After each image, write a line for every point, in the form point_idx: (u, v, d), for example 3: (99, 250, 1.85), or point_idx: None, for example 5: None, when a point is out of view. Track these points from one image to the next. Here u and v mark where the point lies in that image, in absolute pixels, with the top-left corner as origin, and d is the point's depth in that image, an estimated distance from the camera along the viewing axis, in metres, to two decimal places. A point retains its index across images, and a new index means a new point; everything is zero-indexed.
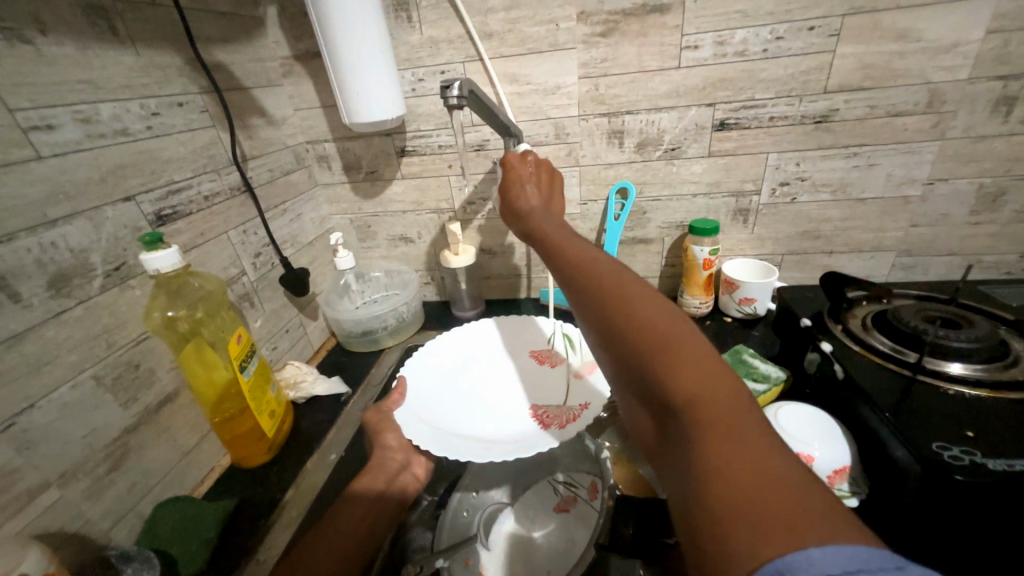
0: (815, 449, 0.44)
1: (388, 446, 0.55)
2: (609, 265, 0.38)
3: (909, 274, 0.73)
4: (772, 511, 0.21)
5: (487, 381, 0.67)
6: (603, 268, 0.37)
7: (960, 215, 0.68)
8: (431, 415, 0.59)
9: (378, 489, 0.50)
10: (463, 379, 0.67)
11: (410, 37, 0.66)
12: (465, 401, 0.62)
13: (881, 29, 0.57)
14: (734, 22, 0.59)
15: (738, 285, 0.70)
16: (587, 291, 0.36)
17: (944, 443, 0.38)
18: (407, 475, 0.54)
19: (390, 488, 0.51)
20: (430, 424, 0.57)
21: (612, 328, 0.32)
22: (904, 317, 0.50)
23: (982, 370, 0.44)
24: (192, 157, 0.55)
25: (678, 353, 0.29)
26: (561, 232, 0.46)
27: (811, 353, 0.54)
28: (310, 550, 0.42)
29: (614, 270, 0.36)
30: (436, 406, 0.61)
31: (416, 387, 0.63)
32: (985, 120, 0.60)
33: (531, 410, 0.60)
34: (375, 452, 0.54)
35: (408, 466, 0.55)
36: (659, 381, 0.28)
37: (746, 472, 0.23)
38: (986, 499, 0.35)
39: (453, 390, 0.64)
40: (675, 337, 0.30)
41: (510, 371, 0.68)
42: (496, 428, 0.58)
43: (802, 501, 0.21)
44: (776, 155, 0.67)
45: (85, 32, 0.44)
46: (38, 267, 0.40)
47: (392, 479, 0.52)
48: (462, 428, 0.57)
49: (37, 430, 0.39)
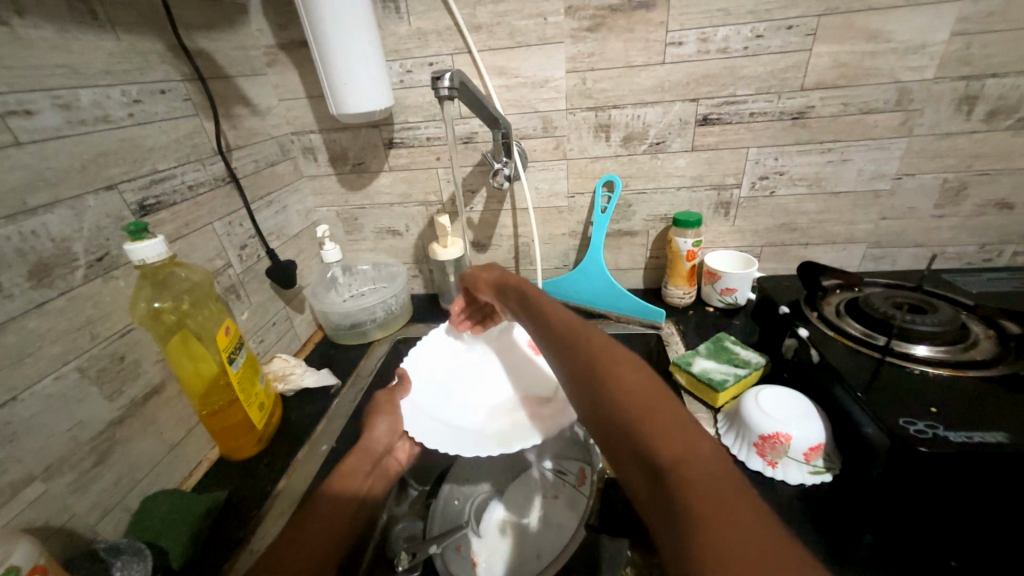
0: (793, 428, 0.46)
1: (378, 428, 0.55)
2: (600, 340, 0.41)
3: (879, 265, 0.77)
4: (745, 548, 0.23)
5: (483, 369, 0.69)
6: (594, 343, 0.41)
7: (925, 209, 0.71)
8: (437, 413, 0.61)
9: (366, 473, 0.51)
10: (460, 369, 0.69)
11: (398, 27, 0.66)
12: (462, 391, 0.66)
13: (854, 29, 0.60)
14: (717, 19, 0.61)
15: (719, 276, 0.73)
16: (581, 359, 0.39)
17: (910, 418, 0.40)
18: (390, 460, 0.55)
19: (374, 472, 0.52)
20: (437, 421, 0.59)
21: (601, 394, 0.36)
22: (874, 304, 0.53)
23: (945, 352, 0.47)
24: (175, 146, 0.54)
25: (660, 417, 0.32)
26: (548, 304, 0.50)
27: (788, 339, 0.56)
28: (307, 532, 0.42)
29: (595, 334, 0.42)
30: (440, 402, 0.63)
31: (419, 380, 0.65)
32: (949, 118, 0.64)
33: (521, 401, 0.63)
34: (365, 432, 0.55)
35: (392, 451, 0.56)
36: (638, 436, 0.31)
37: (720, 514, 0.25)
38: (946, 469, 0.37)
39: (453, 382, 0.67)
40: (651, 402, 0.33)
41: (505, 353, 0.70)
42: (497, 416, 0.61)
43: (761, 533, 0.24)
44: (755, 150, 0.69)
45: (64, 16, 0.43)
46: (18, 256, 0.39)
47: (377, 462, 0.53)
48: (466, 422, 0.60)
49: (21, 423, 0.38)
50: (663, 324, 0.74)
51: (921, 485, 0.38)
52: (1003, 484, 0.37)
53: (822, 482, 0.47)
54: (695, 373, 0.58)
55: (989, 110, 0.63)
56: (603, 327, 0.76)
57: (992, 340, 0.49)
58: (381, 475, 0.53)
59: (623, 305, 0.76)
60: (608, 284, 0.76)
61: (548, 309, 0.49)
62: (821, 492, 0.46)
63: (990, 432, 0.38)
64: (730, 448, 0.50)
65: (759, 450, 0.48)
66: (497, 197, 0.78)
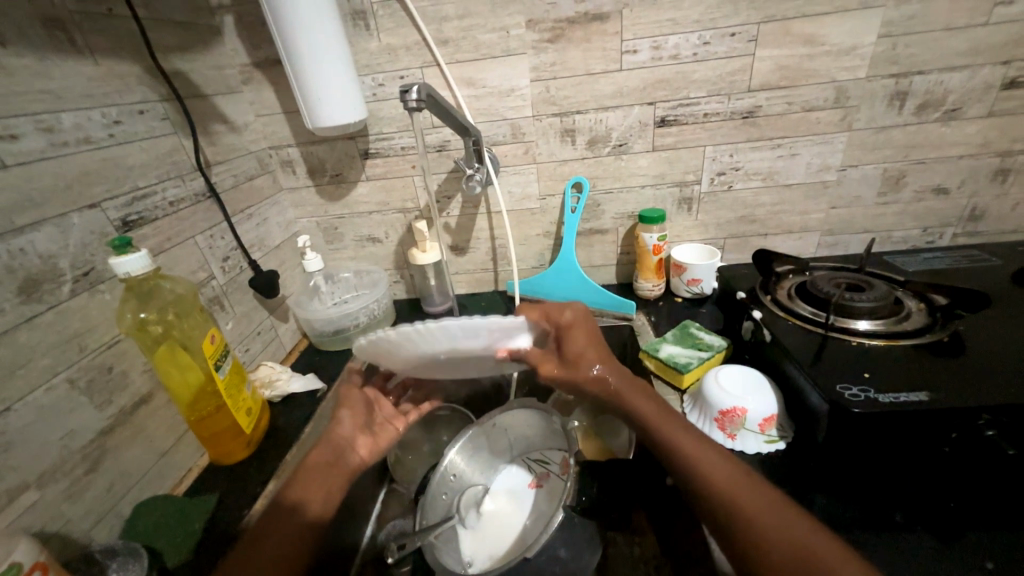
0: (749, 401, 0.50)
1: (341, 421, 0.55)
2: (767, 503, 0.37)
3: (832, 251, 0.82)
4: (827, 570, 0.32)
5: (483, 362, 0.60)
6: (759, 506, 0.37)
7: (869, 197, 0.77)
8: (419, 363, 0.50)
9: (328, 460, 0.51)
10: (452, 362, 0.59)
11: (369, 43, 0.69)
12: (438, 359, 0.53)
13: (791, 35, 0.65)
14: (667, 29, 0.65)
15: (685, 267, 0.77)
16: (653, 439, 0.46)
17: (846, 385, 0.44)
18: (351, 452, 0.54)
19: (336, 462, 0.52)
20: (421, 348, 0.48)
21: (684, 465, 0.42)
22: (820, 286, 0.58)
23: (882, 325, 0.52)
24: (156, 164, 0.56)
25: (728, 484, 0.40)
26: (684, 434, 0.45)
27: (746, 322, 0.61)
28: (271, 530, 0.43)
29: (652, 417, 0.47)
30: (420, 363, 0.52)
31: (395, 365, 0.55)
32: (883, 113, 0.69)
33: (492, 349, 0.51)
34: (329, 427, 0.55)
35: (354, 445, 0.55)
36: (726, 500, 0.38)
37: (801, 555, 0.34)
38: (879, 426, 0.42)
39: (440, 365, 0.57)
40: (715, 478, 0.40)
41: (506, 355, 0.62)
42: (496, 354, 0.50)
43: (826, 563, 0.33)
44: (711, 148, 0.74)
45: (44, 44, 0.45)
46: (7, 272, 0.40)
47: (338, 452, 0.52)
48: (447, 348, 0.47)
49: (14, 432, 0.40)
50: (635, 315, 0.78)
51: (860, 444, 0.43)
52: (925, 439, 0.42)
53: (778, 450, 0.50)
54: (663, 358, 0.61)
55: (918, 104, 0.68)
56: None
57: (923, 311, 0.54)
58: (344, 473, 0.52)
59: (596, 300, 0.80)
60: (578, 287, 0.80)
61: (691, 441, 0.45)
62: (777, 459, 0.49)
63: (914, 392, 0.42)
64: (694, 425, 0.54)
65: (720, 424, 0.51)
66: (472, 202, 0.81)
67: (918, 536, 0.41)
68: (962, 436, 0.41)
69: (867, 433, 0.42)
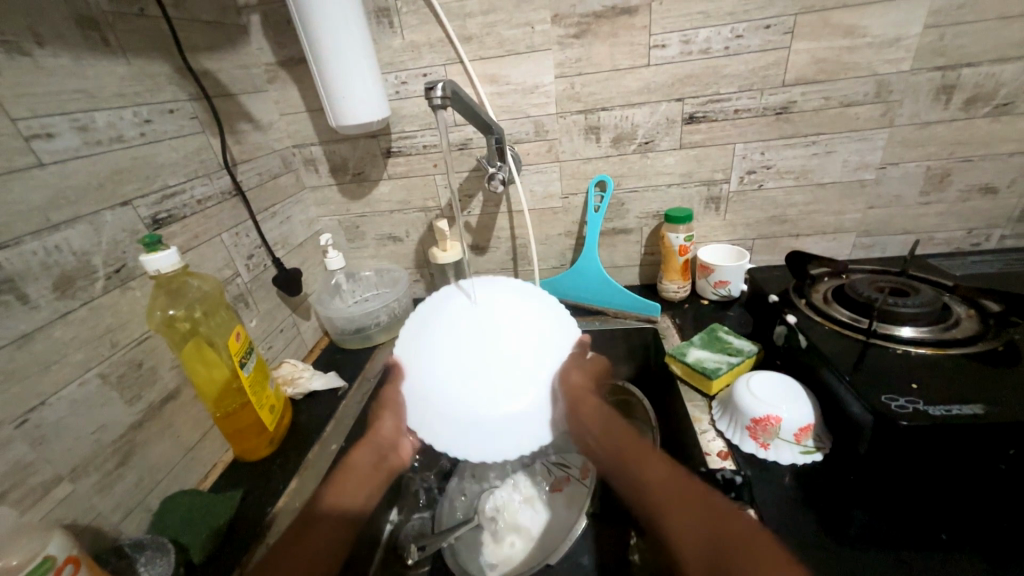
0: (783, 411, 0.48)
1: (383, 423, 0.51)
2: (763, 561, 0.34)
3: (869, 253, 0.79)
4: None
5: (508, 394, 0.48)
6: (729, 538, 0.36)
7: (911, 196, 0.73)
8: (454, 325, 0.51)
9: (370, 463, 0.49)
10: (480, 401, 0.47)
11: (393, 41, 0.69)
12: (463, 347, 0.49)
13: (830, 27, 0.62)
14: (698, 22, 0.63)
15: (712, 269, 0.75)
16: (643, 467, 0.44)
17: (892, 395, 0.42)
18: (396, 455, 0.50)
19: (378, 467, 0.49)
20: (443, 318, 0.52)
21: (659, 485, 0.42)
22: (859, 290, 0.56)
23: (927, 332, 0.49)
24: (184, 162, 0.57)
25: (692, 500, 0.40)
26: (657, 475, 0.43)
27: (778, 326, 0.58)
28: (308, 533, 0.42)
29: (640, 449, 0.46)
30: (457, 336, 0.50)
31: (419, 375, 0.49)
32: (928, 108, 0.66)
33: (511, 318, 0.52)
34: (373, 423, 0.51)
35: (398, 446, 0.50)
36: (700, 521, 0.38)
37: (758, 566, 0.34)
38: (928, 441, 0.39)
39: (466, 374, 0.48)
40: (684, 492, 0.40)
41: (513, 410, 0.47)
42: (529, 314, 0.53)
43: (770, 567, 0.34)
44: (742, 145, 0.71)
45: (80, 45, 0.45)
46: (43, 269, 0.41)
47: (382, 456, 0.49)
48: (467, 310, 0.53)
49: (49, 426, 0.40)
50: (659, 317, 0.76)
51: (905, 458, 0.40)
52: (983, 455, 0.39)
53: (813, 461, 0.48)
54: (689, 362, 0.59)
55: (966, 99, 0.65)
56: (602, 323, 0.78)
57: (973, 319, 0.51)
58: (388, 470, 0.50)
59: (620, 301, 0.78)
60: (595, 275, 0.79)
61: (666, 491, 0.41)
62: (812, 471, 0.47)
63: (967, 405, 0.40)
64: (723, 433, 0.52)
65: (752, 433, 0.49)
66: (493, 200, 0.80)
67: (967, 557, 0.39)
68: (1020, 453, 0.39)
69: (913, 447, 0.40)
